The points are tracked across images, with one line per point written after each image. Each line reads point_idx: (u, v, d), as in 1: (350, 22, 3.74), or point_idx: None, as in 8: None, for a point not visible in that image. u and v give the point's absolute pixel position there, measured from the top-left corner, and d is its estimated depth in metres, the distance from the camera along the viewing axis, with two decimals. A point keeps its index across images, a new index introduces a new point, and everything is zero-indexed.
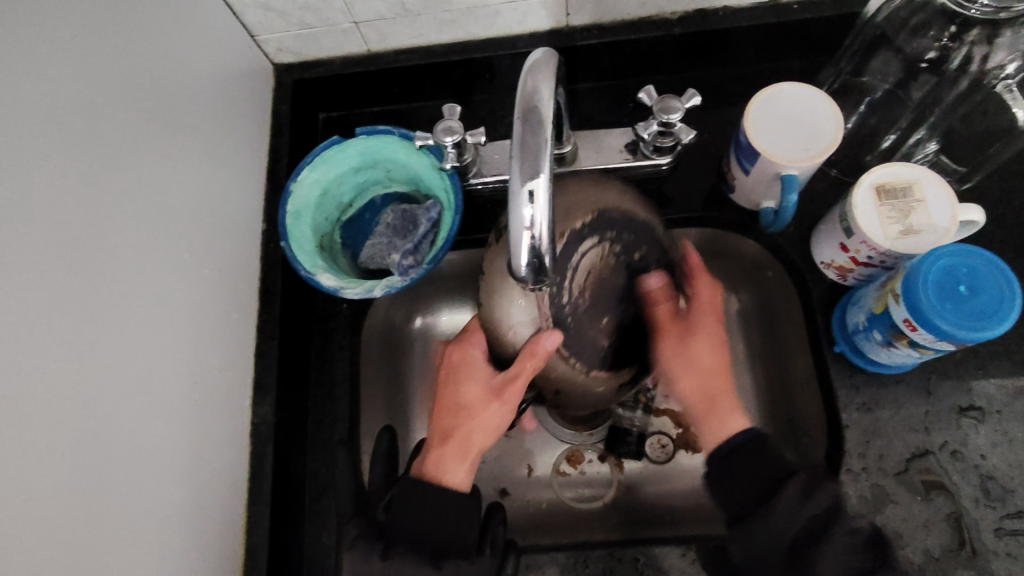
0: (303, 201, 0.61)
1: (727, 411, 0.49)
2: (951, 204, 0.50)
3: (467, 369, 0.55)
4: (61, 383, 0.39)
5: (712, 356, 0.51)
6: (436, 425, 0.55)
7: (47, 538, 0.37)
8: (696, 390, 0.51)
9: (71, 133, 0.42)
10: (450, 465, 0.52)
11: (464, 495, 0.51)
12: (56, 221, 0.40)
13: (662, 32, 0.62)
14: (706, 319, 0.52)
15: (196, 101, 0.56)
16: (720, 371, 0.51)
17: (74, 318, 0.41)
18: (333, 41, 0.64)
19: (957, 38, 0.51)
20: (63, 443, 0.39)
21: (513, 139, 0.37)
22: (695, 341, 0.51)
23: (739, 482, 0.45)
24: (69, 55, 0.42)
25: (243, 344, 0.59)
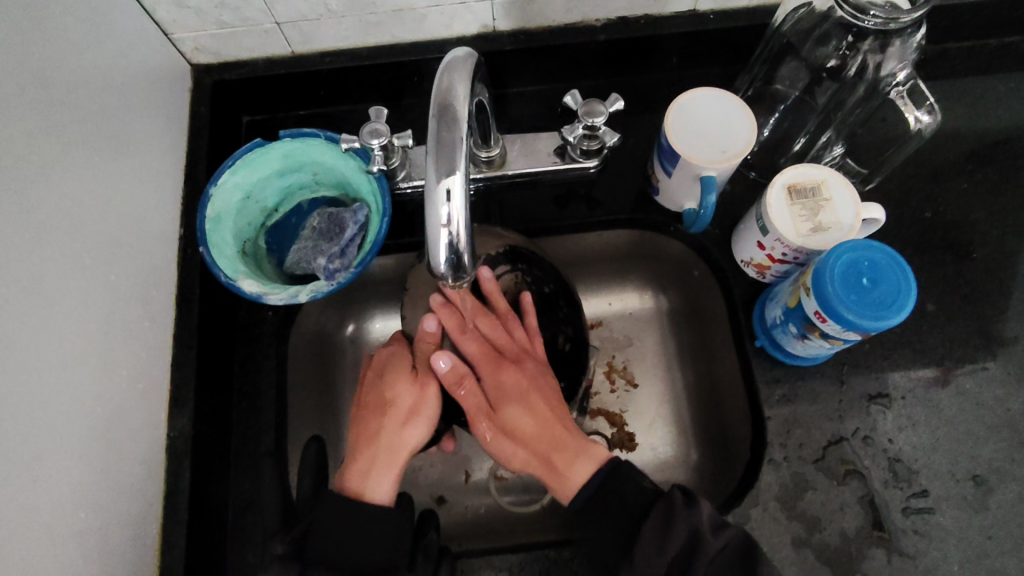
0: (224, 205, 0.59)
1: (567, 460, 0.52)
2: (854, 202, 0.53)
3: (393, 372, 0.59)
4: None
5: (531, 414, 0.54)
6: (360, 437, 0.57)
7: None
8: (530, 451, 0.54)
9: None
10: (376, 476, 0.54)
11: (389, 505, 0.53)
12: None
13: (587, 38, 0.64)
14: (504, 383, 0.56)
15: (106, 99, 0.53)
16: (554, 415, 0.54)
17: None
18: (255, 41, 0.63)
19: (853, 47, 0.55)
20: None
21: (429, 136, 0.37)
22: (520, 418, 0.54)
23: (604, 524, 0.47)
24: None
25: (159, 356, 0.57)
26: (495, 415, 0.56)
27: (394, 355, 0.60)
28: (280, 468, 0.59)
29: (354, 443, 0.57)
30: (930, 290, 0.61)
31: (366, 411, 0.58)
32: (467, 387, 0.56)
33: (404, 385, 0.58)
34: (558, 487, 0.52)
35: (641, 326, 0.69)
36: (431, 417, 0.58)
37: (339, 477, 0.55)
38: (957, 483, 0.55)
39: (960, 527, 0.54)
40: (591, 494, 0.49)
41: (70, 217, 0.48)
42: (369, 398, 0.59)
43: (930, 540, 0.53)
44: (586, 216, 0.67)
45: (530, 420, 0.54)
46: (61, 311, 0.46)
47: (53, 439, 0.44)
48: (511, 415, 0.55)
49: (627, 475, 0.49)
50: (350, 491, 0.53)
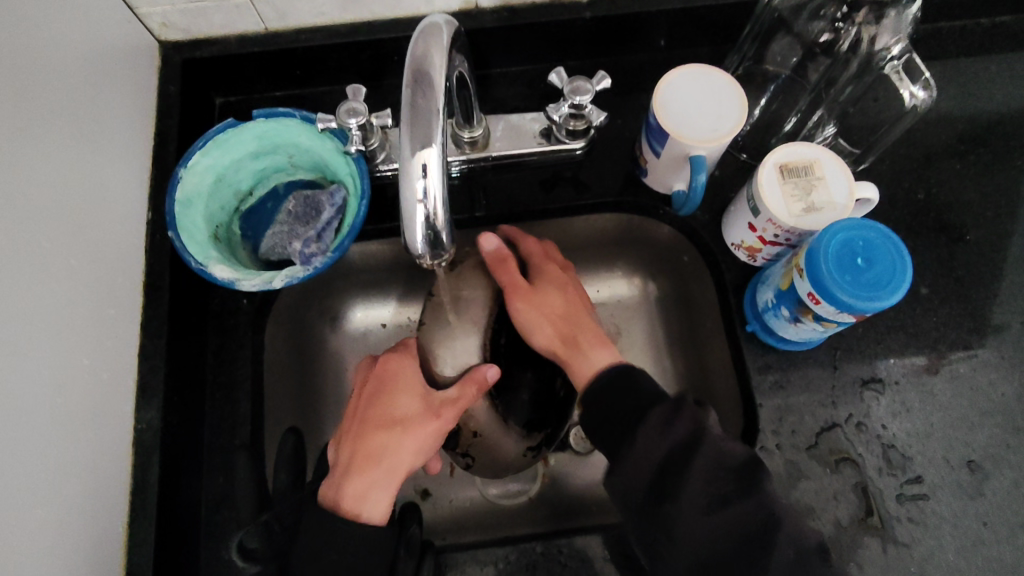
0: (194, 188, 0.56)
1: (592, 347, 0.54)
2: (847, 182, 0.52)
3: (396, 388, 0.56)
4: None
5: (564, 299, 0.59)
6: (357, 447, 0.53)
7: None
8: (557, 333, 0.57)
9: None
10: (371, 495, 0.51)
11: (381, 523, 0.51)
12: None
13: (573, 15, 0.62)
14: (544, 271, 0.60)
15: (68, 73, 0.50)
16: (578, 309, 0.58)
17: None
18: (226, 17, 0.60)
19: (847, 18, 0.55)
20: None
21: (403, 106, 0.35)
22: (558, 301, 0.58)
23: (613, 409, 0.48)
24: None
25: (126, 345, 0.54)
26: (529, 296, 0.58)
27: (403, 365, 0.57)
28: (255, 462, 0.57)
29: (350, 453, 0.53)
30: (924, 272, 0.60)
31: (365, 421, 0.55)
32: (503, 271, 0.59)
33: (409, 402, 0.55)
34: (579, 365, 0.54)
35: (629, 312, 0.68)
36: (433, 443, 0.55)
37: (331, 490, 0.51)
38: (952, 469, 0.54)
39: (955, 514, 0.53)
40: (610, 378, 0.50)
41: (27, 198, 0.45)
42: (374, 411, 0.55)
43: (925, 528, 0.52)
44: (573, 199, 0.64)
45: (564, 311, 0.58)
46: (17, 297, 0.43)
47: (9, 431, 0.41)
48: (548, 310, 0.58)
49: (635, 375, 0.50)
50: (342, 508, 0.50)
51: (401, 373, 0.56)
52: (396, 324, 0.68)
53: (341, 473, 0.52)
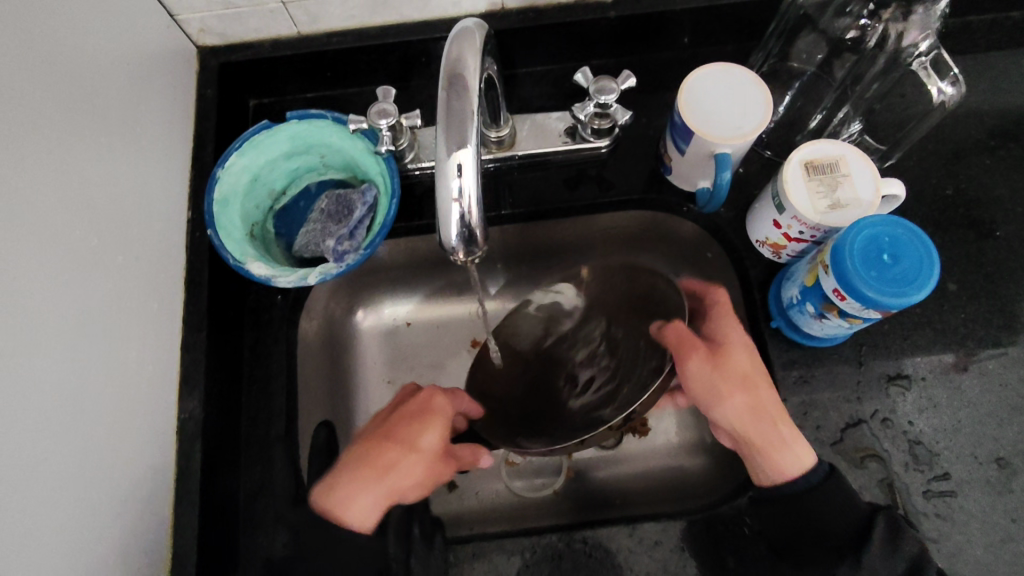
0: (231, 187, 0.58)
1: (794, 430, 0.51)
2: (874, 179, 0.52)
3: (696, 357, 0.54)
4: None
5: (760, 407, 0.52)
6: (349, 458, 0.54)
7: None
8: (761, 425, 0.52)
9: None
10: (362, 494, 0.51)
11: (365, 534, 0.50)
12: None
13: (598, 15, 0.63)
14: (737, 359, 0.53)
15: (112, 78, 0.52)
16: (770, 400, 0.53)
17: None
18: (261, 22, 0.62)
19: (874, 15, 0.55)
20: None
21: (438, 107, 0.36)
22: (755, 402, 0.52)
23: (830, 517, 0.48)
24: None
25: (168, 339, 0.56)
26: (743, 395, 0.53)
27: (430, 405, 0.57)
28: (290, 451, 0.59)
29: (357, 461, 0.53)
30: (951, 268, 0.60)
31: (383, 435, 0.55)
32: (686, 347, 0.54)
33: (437, 433, 0.55)
34: (774, 451, 0.51)
35: None
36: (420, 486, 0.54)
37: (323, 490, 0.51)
38: (980, 465, 0.54)
39: (982, 510, 0.53)
40: (810, 482, 0.50)
41: (76, 197, 0.47)
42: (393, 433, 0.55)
43: (952, 523, 0.52)
44: (598, 198, 0.65)
45: (757, 401, 0.52)
46: (66, 292, 0.45)
47: (63, 418, 0.43)
48: (724, 365, 0.53)
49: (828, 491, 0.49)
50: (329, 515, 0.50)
51: (729, 359, 0.53)
52: (419, 322, 0.72)
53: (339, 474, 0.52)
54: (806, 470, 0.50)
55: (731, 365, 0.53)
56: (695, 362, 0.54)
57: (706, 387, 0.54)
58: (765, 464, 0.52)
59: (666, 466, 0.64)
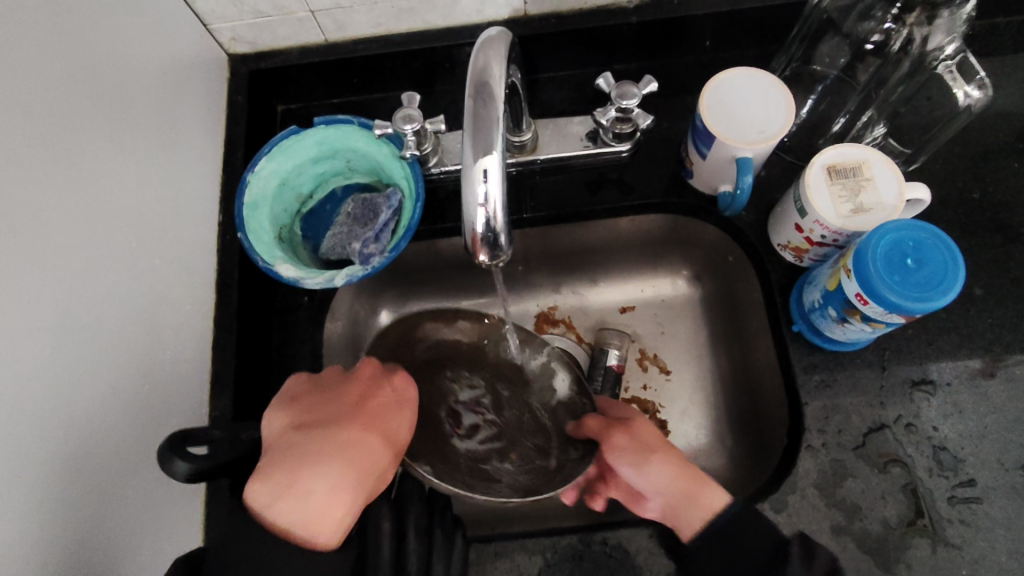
0: (260, 191, 0.60)
1: (705, 484, 0.51)
2: (897, 183, 0.52)
3: (616, 431, 0.55)
4: (19, 369, 0.38)
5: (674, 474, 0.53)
6: (312, 453, 0.48)
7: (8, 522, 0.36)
8: (675, 491, 0.52)
9: (32, 115, 0.41)
10: (338, 496, 0.46)
11: (328, 549, 0.44)
12: (16, 206, 0.39)
13: (620, 20, 0.63)
14: (643, 432, 0.56)
15: (148, 87, 0.54)
16: (683, 462, 0.54)
17: (33, 303, 0.40)
18: (290, 30, 0.64)
19: (899, 20, 0.55)
20: (20, 427, 0.38)
21: (464, 115, 0.37)
22: (668, 470, 0.53)
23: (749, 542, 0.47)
24: (26, 37, 0.42)
25: (200, 339, 0.58)
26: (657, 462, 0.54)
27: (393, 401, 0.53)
28: None
29: (328, 465, 0.47)
30: (978, 272, 0.59)
31: (354, 426, 0.51)
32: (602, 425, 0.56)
33: (412, 420, 0.53)
34: (690, 510, 0.51)
35: (673, 310, 0.72)
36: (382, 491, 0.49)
37: (285, 506, 0.45)
38: (1007, 472, 0.53)
39: (1009, 517, 0.52)
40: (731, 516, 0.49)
41: (115, 202, 0.49)
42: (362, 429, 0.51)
43: (977, 530, 0.52)
44: (619, 201, 0.66)
45: (673, 467, 0.53)
46: (106, 293, 0.47)
47: (101, 414, 0.45)
48: (634, 437, 0.55)
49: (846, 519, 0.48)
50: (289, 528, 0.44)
51: (641, 433, 0.56)
52: None
53: (306, 486, 0.46)
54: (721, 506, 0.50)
55: (640, 435, 0.56)
56: (618, 438, 0.55)
57: (627, 459, 0.54)
58: (686, 518, 0.51)
59: None
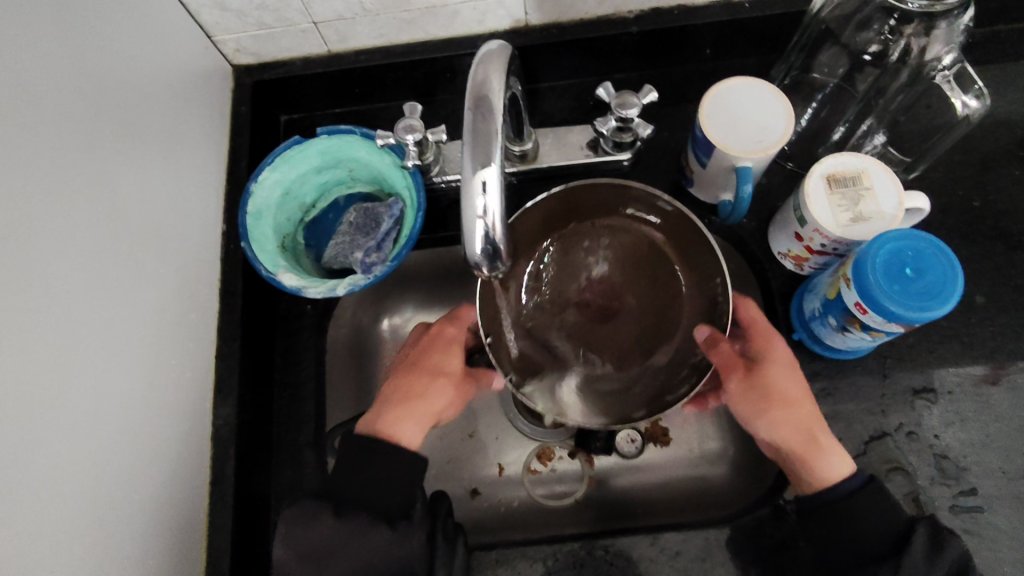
0: (264, 201, 0.60)
1: (835, 446, 0.49)
2: (897, 191, 0.52)
3: (734, 378, 0.52)
4: (26, 382, 0.39)
5: (788, 428, 0.51)
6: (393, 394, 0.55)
7: (15, 533, 0.37)
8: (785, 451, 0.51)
9: (38, 130, 0.42)
10: (409, 418, 0.53)
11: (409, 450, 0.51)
12: (22, 220, 0.40)
13: (620, 30, 0.64)
14: (769, 377, 0.52)
15: (153, 99, 0.55)
16: (810, 411, 0.51)
17: (36, 316, 0.40)
18: (293, 41, 0.64)
19: (897, 31, 0.53)
20: (27, 439, 0.39)
21: (464, 128, 0.38)
22: (785, 430, 0.51)
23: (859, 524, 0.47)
24: (33, 54, 0.42)
25: (205, 348, 0.59)
26: (767, 417, 0.51)
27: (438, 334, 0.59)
28: (320, 457, 0.61)
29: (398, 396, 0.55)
30: (980, 280, 0.59)
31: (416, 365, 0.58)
32: (721, 360, 0.52)
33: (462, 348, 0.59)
34: (806, 464, 0.50)
35: None
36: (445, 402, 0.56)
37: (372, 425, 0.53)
38: (1009, 481, 0.53)
39: (1012, 526, 0.52)
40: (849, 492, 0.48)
41: (122, 212, 0.50)
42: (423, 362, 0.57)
43: (980, 539, 0.52)
44: None
45: (794, 423, 0.51)
46: (114, 302, 0.48)
47: (107, 424, 0.46)
48: (751, 388, 0.52)
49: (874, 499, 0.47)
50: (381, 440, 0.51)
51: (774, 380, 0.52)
52: None
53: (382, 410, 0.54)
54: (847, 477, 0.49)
55: (766, 380, 0.52)
56: (733, 381, 0.52)
57: (740, 407, 0.53)
58: (801, 474, 0.50)
59: (690, 477, 0.64)
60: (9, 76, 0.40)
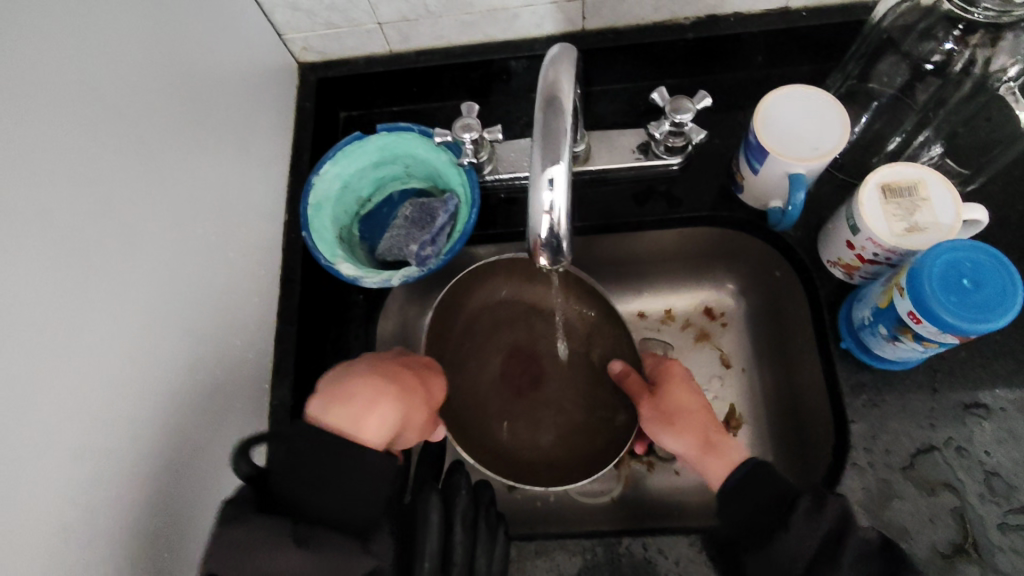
0: (325, 193, 0.63)
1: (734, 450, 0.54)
2: (954, 203, 0.52)
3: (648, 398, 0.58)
4: (111, 346, 0.42)
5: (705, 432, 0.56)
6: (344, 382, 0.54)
7: (97, 490, 0.40)
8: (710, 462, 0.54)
9: (124, 117, 0.45)
10: (371, 415, 0.52)
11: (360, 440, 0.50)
12: (109, 196, 0.43)
13: (675, 36, 0.65)
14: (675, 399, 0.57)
15: (225, 92, 0.58)
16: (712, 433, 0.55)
17: (121, 289, 0.43)
18: (358, 41, 0.67)
19: (962, 41, 0.54)
20: (108, 403, 0.41)
21: (534, 126, 0.39)
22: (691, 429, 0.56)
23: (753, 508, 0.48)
24: (122, 49, 0.45)
25: (264, 331, 0.61)
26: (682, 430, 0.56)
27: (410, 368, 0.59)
28: None
29: (358, 393, 0.53)
30: None
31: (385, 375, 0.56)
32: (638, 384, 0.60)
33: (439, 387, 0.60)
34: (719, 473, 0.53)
35: (715, 323, 0.72)
36: (392, 424, 0.52)
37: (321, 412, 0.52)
38: None
39: None
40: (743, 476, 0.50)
41: (194, 198, 0.53)
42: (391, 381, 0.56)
43: None
44: (667, 213, 0.67)
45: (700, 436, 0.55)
46: (185, 282, 0.51)
47: (176, 399, 0.48)
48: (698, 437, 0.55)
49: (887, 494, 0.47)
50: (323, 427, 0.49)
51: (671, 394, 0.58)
52: None
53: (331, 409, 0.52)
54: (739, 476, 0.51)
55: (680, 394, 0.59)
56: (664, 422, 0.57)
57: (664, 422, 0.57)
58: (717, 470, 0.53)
59: None
60: (94, 67, 0.43)
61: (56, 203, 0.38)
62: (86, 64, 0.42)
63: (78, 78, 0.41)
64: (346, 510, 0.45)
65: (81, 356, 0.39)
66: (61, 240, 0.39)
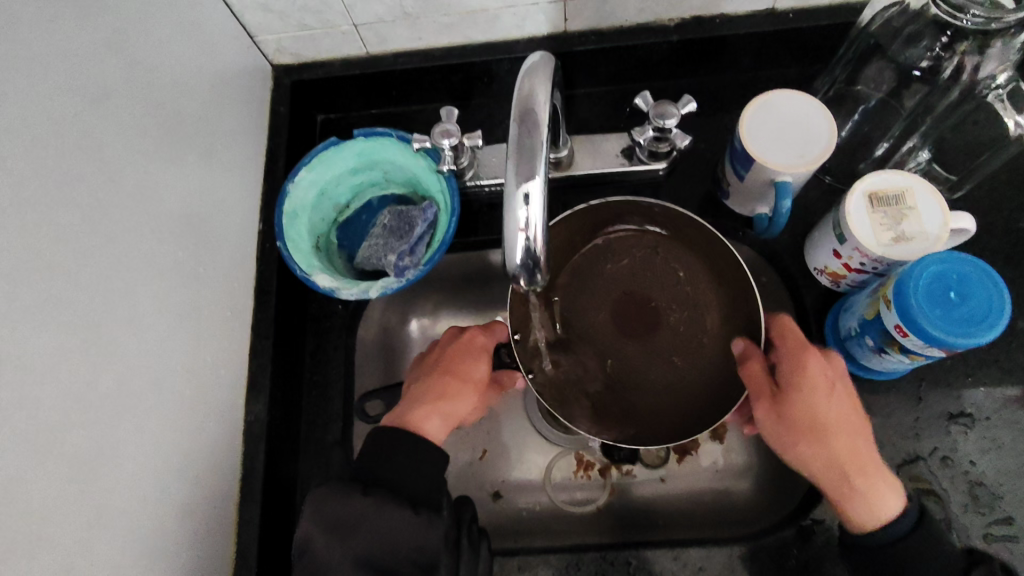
0: (300, 201, 0.61)
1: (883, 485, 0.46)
2: (941, 211, 0.51)
3: (766, 402, 0.49)
4: (72, 370, 0.40)
5: (840, 446, 0.47)
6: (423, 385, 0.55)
7: (56, 526, 0.38)
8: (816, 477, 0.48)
9: (84, 131, 0.43)
10: (435, 414, 0.52)
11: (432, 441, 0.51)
12: (68, 215, 0.41)
13: (660, 38, 0.63)
14: (809, 403, 0.47)
15: (194, 99, 0.56)
16: (857, 447, 0.47)
17: (82, 311, 0.41)
18: (333, 43, 0.65)
19: (948, 48, 0.52)
20: (67, 431, 0.40)
21: (509, 140, 0.38)
22: (840, 446, 0.47)
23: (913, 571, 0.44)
24: (81, 58, 0.43)
25: (239, 345, 0.60)
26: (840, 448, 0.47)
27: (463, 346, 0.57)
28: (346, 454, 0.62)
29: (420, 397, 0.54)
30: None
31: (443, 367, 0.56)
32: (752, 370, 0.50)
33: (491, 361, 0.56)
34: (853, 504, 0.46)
35: None
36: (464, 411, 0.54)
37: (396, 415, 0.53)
38: None
39: None
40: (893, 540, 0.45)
41: (162, 210, 0.51)
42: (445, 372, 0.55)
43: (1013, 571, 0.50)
44: None
45: (842, 450, 0.47)
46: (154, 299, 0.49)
47: (145, 422, 0.46)
48: (844, 450, 0.47)
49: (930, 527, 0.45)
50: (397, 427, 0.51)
51: (805, 402, 0.47)
52: None
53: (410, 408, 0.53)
54: (901, 513, 0.45)
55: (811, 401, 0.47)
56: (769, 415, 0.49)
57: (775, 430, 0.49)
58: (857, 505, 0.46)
59: (713, 490, 0.64)
60: (49, 79, 0.40)
61: (9, 225, 0.36)
62: (42, 76, 0.40)
63: (31, 89, 0.39)
64: (411, 480, 0.48)
65: (37, 386, 0.38)
66: (14, 262, 0.37)
